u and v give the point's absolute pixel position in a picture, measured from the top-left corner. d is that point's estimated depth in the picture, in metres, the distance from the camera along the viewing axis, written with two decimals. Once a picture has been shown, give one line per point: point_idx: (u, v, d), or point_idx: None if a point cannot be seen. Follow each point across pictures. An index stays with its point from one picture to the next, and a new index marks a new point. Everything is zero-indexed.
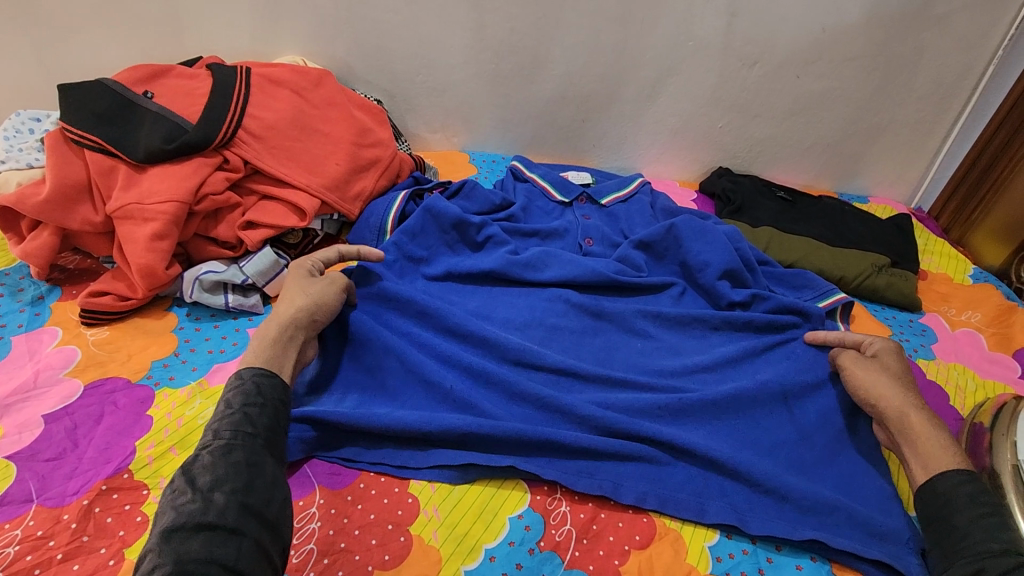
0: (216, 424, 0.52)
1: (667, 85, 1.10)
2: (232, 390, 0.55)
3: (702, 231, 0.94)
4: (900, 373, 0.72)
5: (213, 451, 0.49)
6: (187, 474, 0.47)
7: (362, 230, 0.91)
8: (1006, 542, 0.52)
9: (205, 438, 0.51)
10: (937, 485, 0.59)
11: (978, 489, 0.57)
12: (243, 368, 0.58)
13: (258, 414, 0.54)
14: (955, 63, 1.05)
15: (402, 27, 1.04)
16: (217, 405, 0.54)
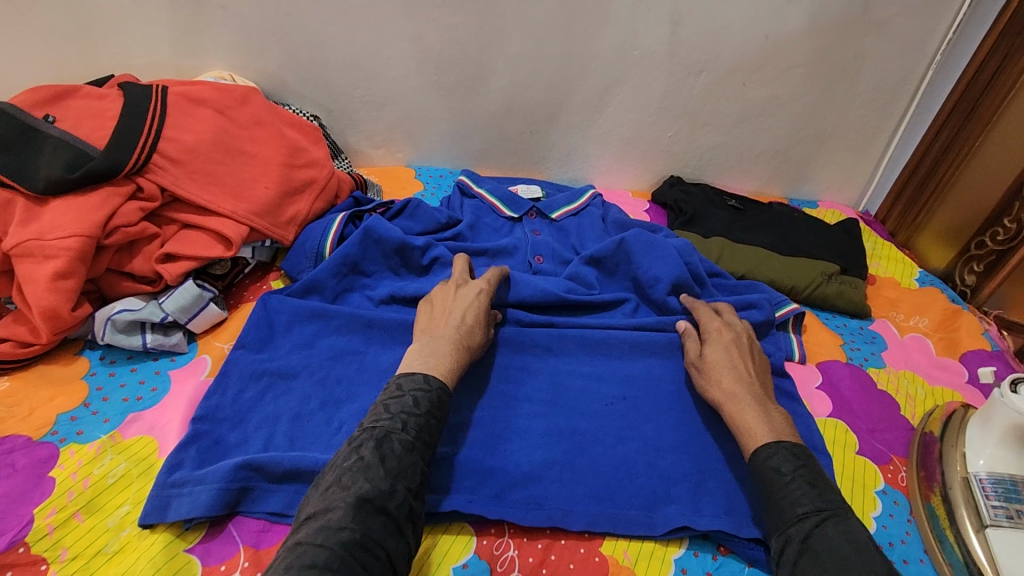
0: (405, 416, 0.59)
1: (614, 95, 1.08)
2: (422, 392, 0.62)
3: (652, 245, 0.92)
4: (721, 359, 0.74)
5: (400, 441, 0.57)
6: (378, 452, 0.55)
7: (298, 256, 0.86)
8: (806, 504, 0.57)
9: (393, 423, 0.58)
10: (754, 463, 0.63)
11: (783, 457, 0.62)
12: (433, 376, 0.64)
13: (434, 422, 0.61)
14: (896, 69, 1.06)
15: (336, 39, 0.99)
16: (403, 394, 0.61)
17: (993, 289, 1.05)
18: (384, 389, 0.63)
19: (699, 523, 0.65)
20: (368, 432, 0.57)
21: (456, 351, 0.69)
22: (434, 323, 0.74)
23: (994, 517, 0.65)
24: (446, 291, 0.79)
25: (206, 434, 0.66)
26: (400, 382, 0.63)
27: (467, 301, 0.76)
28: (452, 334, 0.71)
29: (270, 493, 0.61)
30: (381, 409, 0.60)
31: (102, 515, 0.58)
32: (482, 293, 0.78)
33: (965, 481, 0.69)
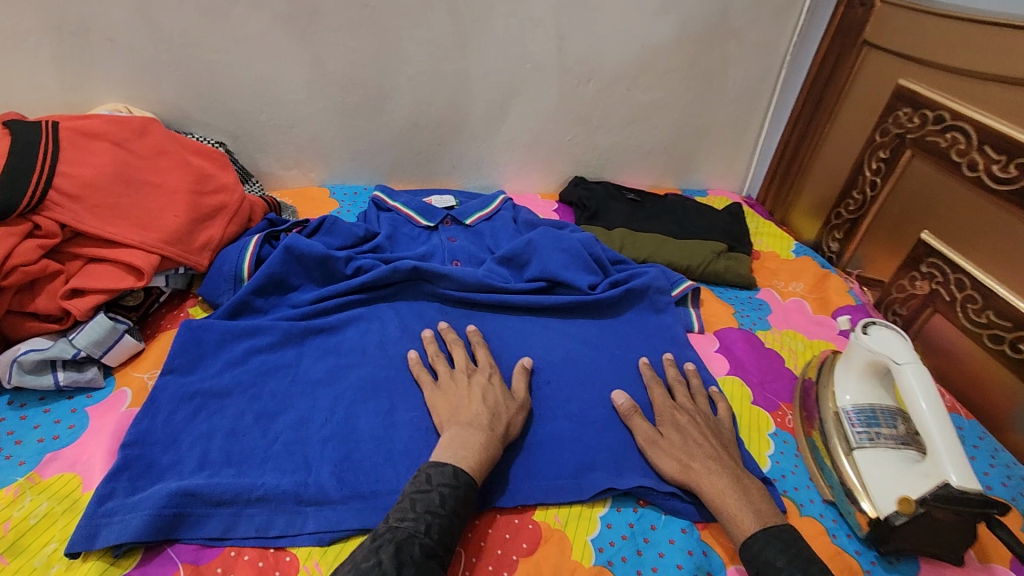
0: (429, 517, 0.58)
1: (514, 106, 1.15)
2: (450, 490, 0.60)
3: (558, 239, 1.01)
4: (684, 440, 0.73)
5: (422, 546, 0.55)
6: (398, 559, 0.54)
7: (216, 280, 0.86)
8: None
9: (417, 525, 0.57)
10: (748, 558, 0.61)
11: (776, 548, 0.60)
12: (461, 470, 0.63)
13: (457, 522, 0.60)
14: (755, 69, 1.20)
15: (235, 67, 1.00)
16: (431, 489, 0.60)
17: (853, 252, 1.13)
18: (412, 479, 0.62)
19: (622, 484, 0.71)
20: (391, 533, 0.56)
21: (487, 441, 0.67)
22: (457, 411, 0.71)
23: (858, 441, 0.74)
24: (455, 380, 0.76)
25: (138, 459, 0.66)
26: (429, 472, 0.62)
27: (484, 387, 0.74)
28: (484, 421, 0.69)
29: (207, 517, 0.62)
30: (406, 507, 0.59)
31: (26, 557, 0.57)
32: (495, 379, 0.76)
33: (836, 415, 0.79)
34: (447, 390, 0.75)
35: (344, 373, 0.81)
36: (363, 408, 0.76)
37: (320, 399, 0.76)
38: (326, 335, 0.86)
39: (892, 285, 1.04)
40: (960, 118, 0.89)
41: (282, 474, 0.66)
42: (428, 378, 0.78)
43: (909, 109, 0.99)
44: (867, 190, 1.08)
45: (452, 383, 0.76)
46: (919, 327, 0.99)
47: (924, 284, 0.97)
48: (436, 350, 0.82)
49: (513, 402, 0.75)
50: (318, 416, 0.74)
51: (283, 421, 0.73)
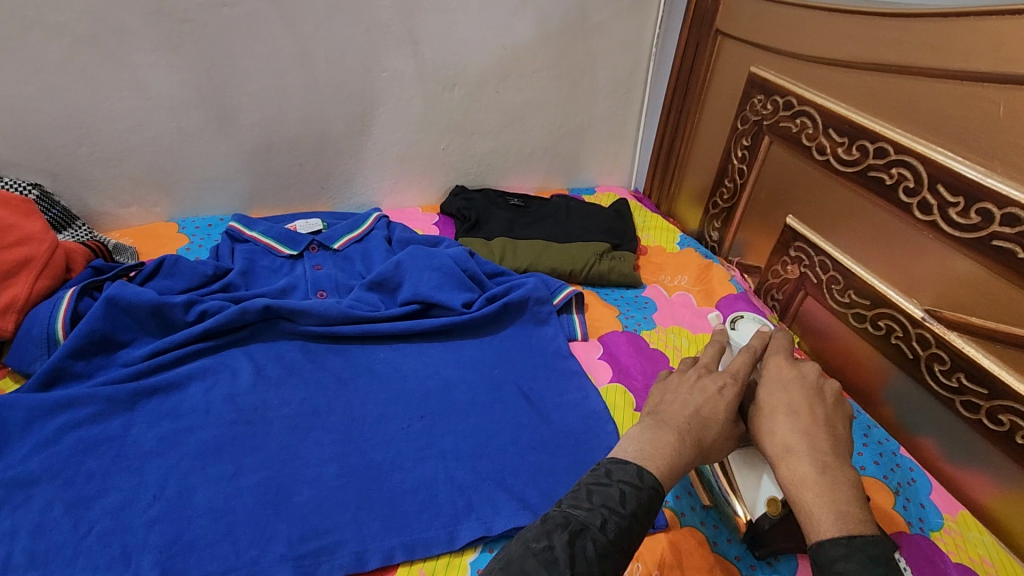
0: (607, 512, 0.49)
1: (377, 118, 1.08)
2: (634, 489, 0.51)
3: (429, 257, 0.95)
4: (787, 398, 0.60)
5: (594, 543, 0.47)
6: (569, 549, 0.46)
7: (24, 347, 0.75)
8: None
9: (591, 518, 0.49)
10: (817, 561, 0.48)
11: (856, 562, 0.46)
12: (647, 470, 0.53)
13: (638, 528, 0.50)
14: (623, 64, 1.19)
15: (37, 98, 0.88)
16: (612, 483, 0.52)
17: (732, 240, 1.14)
18: (591, 471, 0.54)
19: (495, 527, 0.66)
20: (563, 518, 0.49)
21: (682, 449, 0.56)
22: (662, 406, 0.62)
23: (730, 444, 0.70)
24: (684, 374, 0.66)
25: None
26: (609, 467, 0.54)
27: (708, 394, 0.62)
28: (689, 427, 0.58)
29: None
30: (583, 496, 0.51)
31: None
32: (729, 392, 0.62)
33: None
34: (672, 380, 0.66)
35: (182, 437, 0.71)
36: (200, 479, 0.67)
37: (149, 472, 0.67)
38: (163, 395, 0.76)
39: (767, 271, 1.05)
40: (805, 102, 0.91)
41: (92, 575, 0.57)
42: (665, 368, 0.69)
43: (762, 96, 1.00)
44: (736, 178, 1.09)
45: (676, 377, 0.66)
46: (795, 311, 1.01)
47: (794, 268, 0.99)
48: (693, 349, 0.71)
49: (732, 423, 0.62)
50: (144, 495, 0.65)
51: (101, 506, 0.63)
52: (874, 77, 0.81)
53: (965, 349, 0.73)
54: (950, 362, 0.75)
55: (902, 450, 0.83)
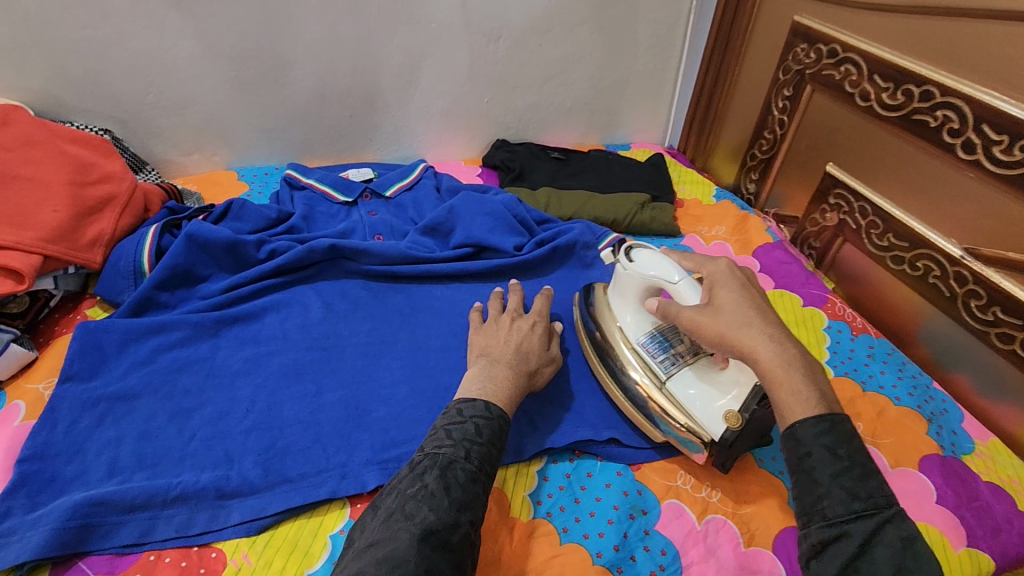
0: (467, 444, 0.56)
1: (424, 70, 1.11)
2: (484, 421, 0.59)
3: (481, 203, 0.99)
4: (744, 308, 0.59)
5: (464, 470, 0.54)
6: (442, 481, 0.52)
7: (113, 277, 0.80)
8: (867, 500, 0.48)
9: (457, 451, 0.55)
10: (800, 437, 0.51)
11: (841, 439, 0.50)
12: (493, 404, 0.62)
13: (494, 451, 0.58)
14: (664, 17, 1.20)
15: (107, 45, 0.92)
16: (465, 420, 0.59)
17: (769, 192, 1.17)
18: (443, 413, 0.61)
19: (558, 441, 0.71)
20: (432, 459, 0.54)
21: (515, 376, 0.67)
22: (489, 347, 0.72)
23: (665, 372, 0.69)
24: (499, 320, 0.77)
25: (37, 473, 0.61)
26: (460, 407, 0.61)
27: (524, 331, 0.74)
28: (509, 360, 0.69)
29: (120, 525, 0.58)
30: (443, 436, 0.57)
31: None
32: (538, 327, 0.76)
33: (633, 352, 0.73)
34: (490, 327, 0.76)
35: (264, 360, 0.77)
36: (286, 394, 0.73)
37: (240, 389, 0.73)
38: (243, 324, 0.81)
39: (805, 221, 1.09)
40: (849, 50, 0.93)
41: (201, 472, 0.63)
42: (478, 317, 0.79)
43: (805, 45, 1.02)
44: (776, 129, 1.12)
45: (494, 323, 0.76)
46: (832, 258, 1.04)
47: (833, 215, 1.02)
48: (497, 298, 0.83)
49: (547, 352, 0.74)
50: (236, 408, 0.70)
51: (198, 416, 0.69)
52: (920, 21, 0.83)
53: (1002, 284, 0.77)
54: (987, 297, 0.79)
55: (935, 384, 0.87)
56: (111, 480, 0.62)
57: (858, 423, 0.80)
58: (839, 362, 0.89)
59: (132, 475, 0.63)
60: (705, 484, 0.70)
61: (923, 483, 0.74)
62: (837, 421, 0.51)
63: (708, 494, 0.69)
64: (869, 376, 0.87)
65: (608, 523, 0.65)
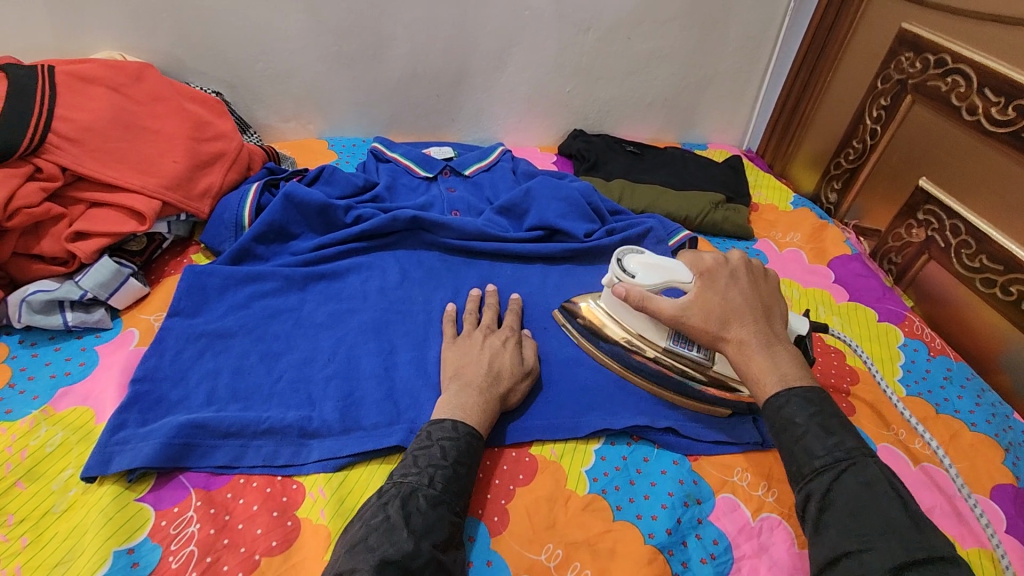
0: (432, 469, 0.58)
1: (512, 56, 1.14)
2: (451, 442, 0.61)
3: (557, 188, 1.01)
4: (755, 308, 0.64)
5: (426, 498, 0.56)
6: (402, 512, 0.54)
7: (217, 228, 0.87)
8: (823, 455, 0.54)
9: (420, 478, 0.57)
10: (767, 414, 0.59)
11: (797, 405, 0.57)
12: (462, 422, 0.63)
13: (461, 474, 0.60)
14: (759, 16, 1.18)
15: (228, 13, 0.99)
16: (432, 443, 0.61)
17: (851, 203, 1.14)
18: (415, 437, 0.63)
19: (617, 423, 0.72)
20: (396, 489, 0.57)
21: (484, 403, 0.66)
22: (461, 367, 0.70)
23: (709, 359, 0.73)
24: (472, 337, 0.76)
25: (146, 394, 0.67)
26: (430, 429, 0.63)
27: (495, 347, 0.73)
28: (481, 384, 0.68)
29: (216, 448, 0.64)
30: (410, 463, 0.60)
31: (44, 481, 0.59)
32: (508, 343, 0.75)
33: (665, 353, 0.75)
34: (460, 346, 0.74)
35: (346, 316, 0.82)
36: (364, 349, 0.77)
37: (324, 339, 0.78)
38: (328, 281, 0.87)
39: (888, 235, 1.05)
40: (960, 60, 0.89)
41: (286, 411, 0.69)
42: (451, 330, 0.78)
43: (911, 54, 0.99)
44: (867, 138, 1.09)
45: (464, 339, 0.75)
46: (913, 276, 1.01)
47: (920, 232, 0.98)
48: (471, 310, 0.81)
49: (521, 368, 0.73)
50: (320, 356, 0.76)
51: (285, 360, 0.75)
52: None
53: None
54: None
55: (1016, 416, 0.83)
56: (209, 407, 0.68)
57: (928, 444, 0.78)
58: (912, 381, 0.86)
59: (227, 403, 0.69)
60: (762, 483, 0.70)
61: (993, 510, 0.71)
62: (789, 386, 0.59)
63: (764, 493, 0.69)
64: (944, 398, 0.84)
65: (662, 507, 0.66)
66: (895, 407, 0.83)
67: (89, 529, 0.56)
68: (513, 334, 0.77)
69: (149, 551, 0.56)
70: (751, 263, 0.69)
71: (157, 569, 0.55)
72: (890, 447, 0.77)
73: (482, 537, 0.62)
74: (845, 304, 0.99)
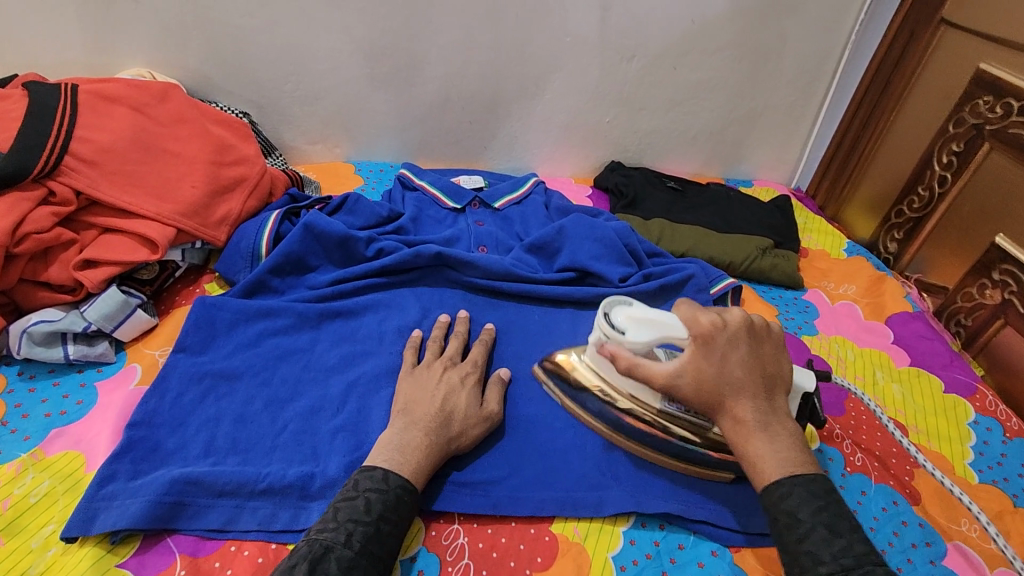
0: (351, 526, 0.53)
1: (550, 83, 1.09)
2: (378, 495, 0.56)
3: (592, 228, 0.94)
4: (750, 379, 0.57)
5: (338, 561, 0.50)
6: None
7: (232, 257, 0.83)
8: (830, 562, 0.48)
9: (335, 536, 0.52)
10: (767, 504, 0.53)
11: (800, 498, 0.52)
12: (394, 473, 0.58)
13: (387, 531, 0.54)
14: (816, 49, 1.10)
15: (260, 32, 0.96)
16: (357, 495, 0.55)
17: (913, 254, 1.05)
18: (341, 487, 0.58)
19: (648, 504, 0.65)
20: (308, 549, 0.51)
21: (432, 446, 0.61)
22: (412, 403, 0.65)
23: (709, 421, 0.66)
24: (431, 368, 0.70)
25: (141, 441, 0.63)
26: (358, 478, 0.57)
27: (453, 383, 0.68)
28: (429, 425, 0.63)
29: (209, 508, 0.59)
30: (330, 517, 0.54)
31: (23, 537, 0.55)
32: (468, 379, 0.70)
33: (660, 414, 0.67)
34: (417, 377, 0.69)
35: (359, 360, 0.76)
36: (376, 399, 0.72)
37: (336, 384, 0.73)
38: (343, 320, 0.82)
39: (956, 293, 0.96)
40: None
41: (286, 467, 0.63)
42: (411, 359, 0.72)
43: (990, 97, 0.90)
44: (935, 186, 1.00)
45: (422, 369, 0.70)
46: (985, 342, 0.91)
47: (995, 293, 0.89)
48: (436, 337, 0.76)
49: (477, 411, 0.67)
50: (328, 404, 0.70)
51: (292, 408, 0.69)
52: None
53: None
54: None
55: None
56: (205, 459, 0.63)
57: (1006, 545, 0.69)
58: (985, 467, 0.77)
59: (227, 454, 0.64)
60: None
61: None
62: (789, 475, 0.53)
63: None
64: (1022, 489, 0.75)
65: None
66: (966, 497, 0.73)
67: None
68: (472, 367, 0.72)
69: None
70: (754, 320, 0.60)
71: None
72: (961, 547, 0.68)
73: None
74: (906, 369, 0.89)
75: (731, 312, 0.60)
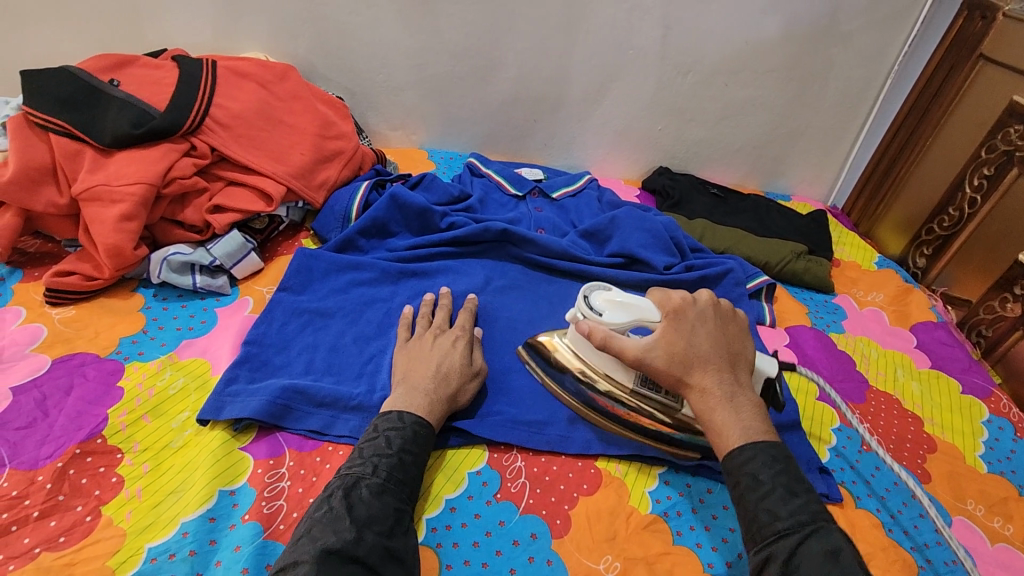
0: (376, 459, 0.59)
1: (610, 91, 1.20)
2: (395, 432, 0.62)
3: (642, 220, 1.04)
4: (716, 351, 0.65)
5: (370, 486, 0.57)
6: (345, 502, 0.55)
7: (327, 218, 0.95)
8: (787, 518, 0.53)
9: (364, 468, 0.58)
10: (729, 468, 0.58)
11: (762, 462, 0.57)
12: (408, 412, 0.65)
13: (408, 461, 0.61)
14: (859, 76, 1.19)
15: (361, 28, 1.09)
16: (378, 435, 0.62)
17: (940, 269, 1.12)
18: (362, 434, 0.64)
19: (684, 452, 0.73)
20: (340, 480, 0.57)
21: (432, 405, 0.67)
22: (410, 371, 0.70)
23: (677, 401, 0.71)
24: (422, 339, 0.76)
25: (255, 355, 0.74)
26: (376, 423, 0.64)
27: (445, 351, 0.74)
28: (429, 387, 0.68)
29: (310, 414, 0.70)
30: (357, 455, 0.61)
31: (165, 418, 0.67)
32: (459, 344, 0.75)
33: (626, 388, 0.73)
34: (412, 349, 0.74)
35: None
36: None
37: None
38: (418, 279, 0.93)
39: (979, 306, 1.03)
40: None
41: (373, 389, 0.73)
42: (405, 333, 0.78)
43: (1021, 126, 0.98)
44: (965, 207, 1.07)
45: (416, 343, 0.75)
46: (1004, 351, 0.98)
47: (1016, 307, 0.95)
48: (426, 312, 0.81)
49: (469, 369, 0.73)
50: None
51: (375, 345, 0.80)
52: None
53: None
54: None
55: None
56: (306, 376, 0.74)
57: (1008, 525, 0.75)
58: (995, 460, 0.83)
59: (324, 375, 0.75)
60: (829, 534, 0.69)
61: None
62: (749, 429, 0.60)
63: None
64: None
65: (723, 540, 0.67)
66: (975, 483, 0.80)
67: (199, 466, 0.63)
68: (459, 334, 0.77)
69: (245, 494, 0.62)
70: (719, 304, 0.70)
71: (251, 510, 0.60)
72: (966, 523, 0.75)
73: (544, 537, 0.64)
74: (926, 371, 0.96)
75: (701, 294, 0.69)
